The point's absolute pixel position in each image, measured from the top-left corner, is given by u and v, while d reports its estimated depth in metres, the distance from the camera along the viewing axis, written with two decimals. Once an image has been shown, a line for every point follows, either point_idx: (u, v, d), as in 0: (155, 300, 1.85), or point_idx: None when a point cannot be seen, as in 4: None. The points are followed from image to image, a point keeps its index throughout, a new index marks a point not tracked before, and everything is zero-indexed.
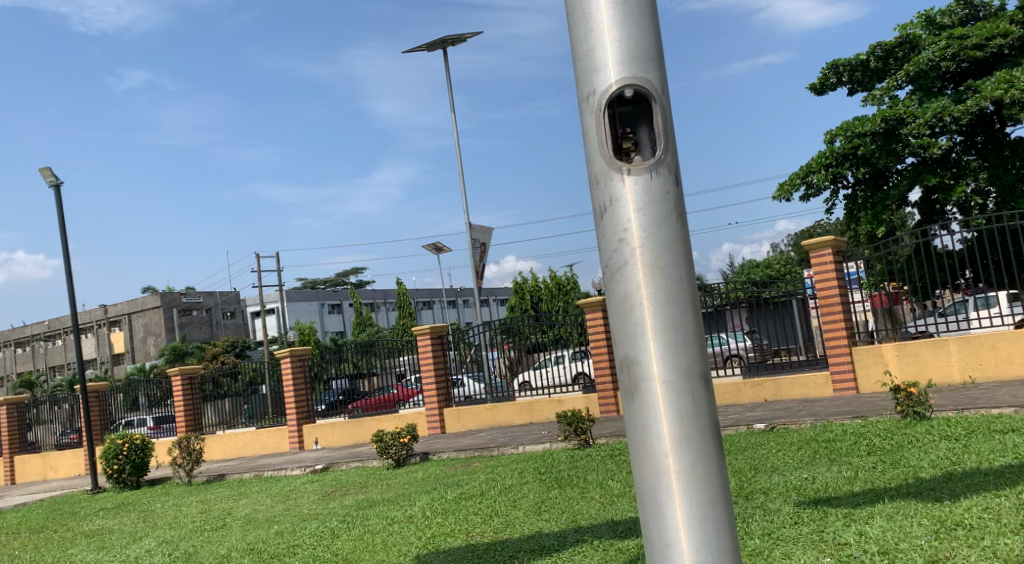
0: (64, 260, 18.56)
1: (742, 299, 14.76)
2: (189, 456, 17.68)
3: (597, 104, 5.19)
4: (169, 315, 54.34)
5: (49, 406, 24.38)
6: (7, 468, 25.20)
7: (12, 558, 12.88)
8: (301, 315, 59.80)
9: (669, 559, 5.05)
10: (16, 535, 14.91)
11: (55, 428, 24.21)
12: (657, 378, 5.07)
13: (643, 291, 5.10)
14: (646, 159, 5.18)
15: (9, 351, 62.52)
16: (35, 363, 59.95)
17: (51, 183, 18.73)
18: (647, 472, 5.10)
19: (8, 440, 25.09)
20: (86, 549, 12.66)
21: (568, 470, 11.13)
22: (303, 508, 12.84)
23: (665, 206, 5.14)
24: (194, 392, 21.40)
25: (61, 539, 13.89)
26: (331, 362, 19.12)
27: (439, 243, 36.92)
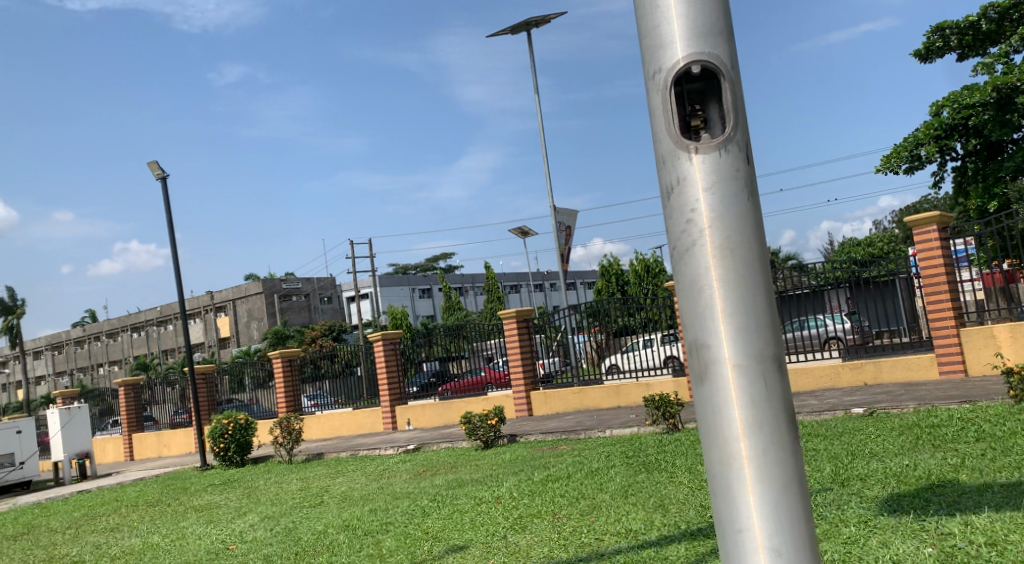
0: (171, 250, 19.09)
1: (843, 279, 14.28)
2: (289, 435, 18.04)
3: (663, 82, 4.65)
4: (270, 301, 55.52)
5: (161, 386, 25.14)
6: (126, 445, 26.16)
7: (127, 530, 13.33)
8: (394, 299, 60.55)
9: (741, 545, 4.52)
10: (127, 509, 15.41)
11: (169, 408, 24.94)
12: (728, 362, 4.54)
13: (713, 273, 4.57)
14: (715, 137, 4.64)
15: (126, 336, 64.49)
16: (149, 347, 62.01)
17: (159, 177, 19.32)
18: (717, 458, 4.58)
19: (126, 419, 26.00)
20: (196, 523, 13.03)
21: (656, 453, 11.03)
22: (396, 487, 12.99)
23: (736, 185, 4.60)
24: (294, 374, 21.85)
25: (173, 513, 14.32)
26: (421, 345, 19.31)
27: (525, 227, 36.90)
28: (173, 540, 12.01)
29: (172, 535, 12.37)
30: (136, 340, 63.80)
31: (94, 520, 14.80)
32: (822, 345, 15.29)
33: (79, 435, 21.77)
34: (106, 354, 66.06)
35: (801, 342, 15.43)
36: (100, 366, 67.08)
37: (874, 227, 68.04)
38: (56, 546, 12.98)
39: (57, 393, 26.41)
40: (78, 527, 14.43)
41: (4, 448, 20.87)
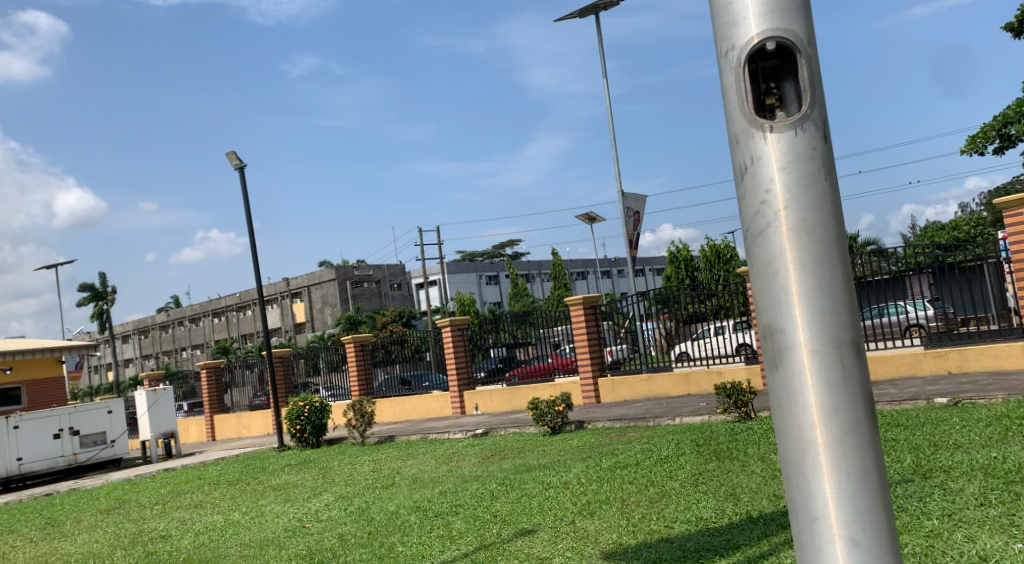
0: (249, 239, 19.50)
1: (926, 265, 14.00)
2: (362, 418, 18.26)
3: (736, 60, 4.02)
4: (343, 287, 56.24)
5: (241, 369, 25.51)
6: (208, 426, 26.76)
7: (209, 508, 13.72)
8: (461, 286, 60.83)
9: (816, 535, 3.89)
10: (209, 487, 15.81)
11: (248, 390, 25.34)
12: (804, 346, 3.91)
13: (787, 253, 3.93)
14: (791, 115, 4.00)
15: (206, 321, 65.89)
16: (228, 331, 63.34)
17: (237, 167, 19.66)
18: (790, 450, 3.94)
19: (207, 400, 26.62)
20: (273, 501, 13.30)
21: (728, 442, 10.88)
22: (465, 470, 13.06)
23: (814, 167, 3.96)
24: (366, 357, 22.07)
25: (252, 491, 14.61)
26: (488, 331, 19.25)
27: (592, 213, 36.70)
28: (252, 518, 12.34)
29: (251, 513, 12.72)
30: (216, 325, 65.23)
31: (178, 497, 15.22)
32: (904, 332, 14.93)
33: (165, 415, 22.40)
34: (189, 339, 67.60)
35: (882, 328, 15.09)
36: (183, 349, 68.74)
37: (957, 209, 66.19)
38: (144, 522, 13.43)
39: (144, 375, 27.10)
40: (163, 503, 14.86)
41: (94, 426, 22.01)
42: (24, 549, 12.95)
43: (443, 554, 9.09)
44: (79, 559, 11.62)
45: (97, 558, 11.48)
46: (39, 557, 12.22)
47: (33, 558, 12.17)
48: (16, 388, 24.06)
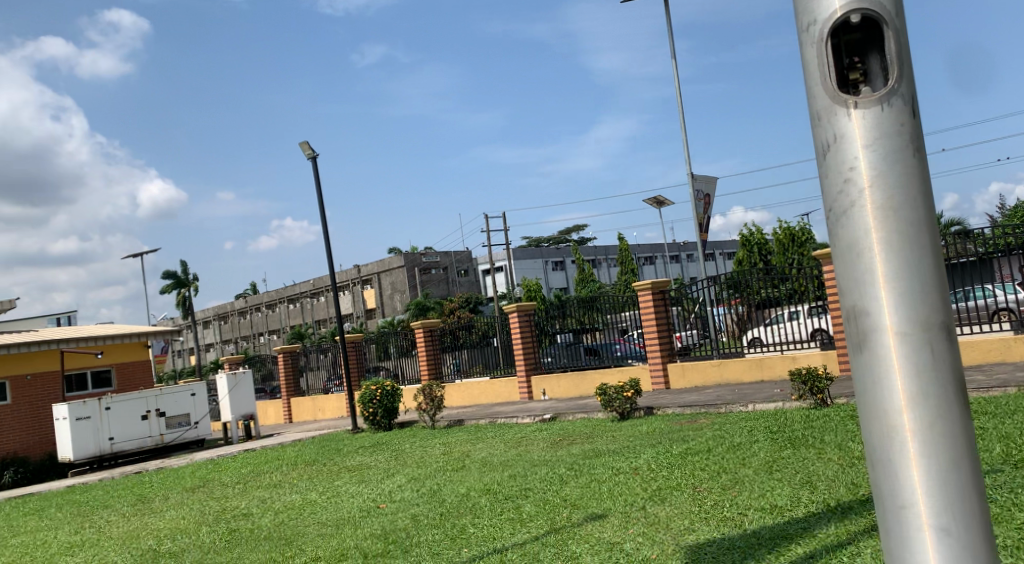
0: (322, 227, 19.78)
1: (1014, 247, 13.62)
2: (432, 402, 18.35)
3: (819, 34, 3.85)
4: (411, 274, 56.67)
5: (315, 354, 25.87)
6: (285, 409, 27.23)
7: (287, 487, 13.94)
8: (528, 272, 60.82)
9: (906, 525, 3.71)
10: (288, 467, 16.05)
11: (322, 374, 25.65)
12: (890, 329, 3.72)
13: (873, 235, 3.75)
14: (876, 91, 3.81)
15: (281, 308, 66.95)
16: (303, 317, 64.26)
17: (310, 157, 19.90)
18: (877, 437, 3.77)
19: (284, 383, 27.10)
20: (348, 482, 13.45)
21: (803, 429, 10.66)
22: (534, 454, 13.04)
23: (903, 144, 3.77)
24: (435, 342, 22.21)
25: (327, 472, 14.79)
26: (555, 317, 19.19)
27: (660, 197, 36.30)
28: (329, 498, 12.50)
29: (327, 493, 12.88)
30: (292, 310, 66.28)
31: (258, 477, 15.49)
32: (991, 317, 14.33)
33: (245, 398, 22.79)
34: (266, 324, 68.84)
35: (969, 313, 14.67)
36: (261, 334, 70.01)
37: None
38: (228, 500, 13.70)
39: (224, 359, 27.64)
40: (245, 482, 15.14)
41: (180, 407, 22.51)
42: (115, 524, 13.30)
43: (514, 536, 9.13)
44: (166, 535, 11.90)
45: (183, 535, 11.76)
46: (129, 532, 12.55)
47: (124, 533, 12.51)
48: (107, 371, 24.66)
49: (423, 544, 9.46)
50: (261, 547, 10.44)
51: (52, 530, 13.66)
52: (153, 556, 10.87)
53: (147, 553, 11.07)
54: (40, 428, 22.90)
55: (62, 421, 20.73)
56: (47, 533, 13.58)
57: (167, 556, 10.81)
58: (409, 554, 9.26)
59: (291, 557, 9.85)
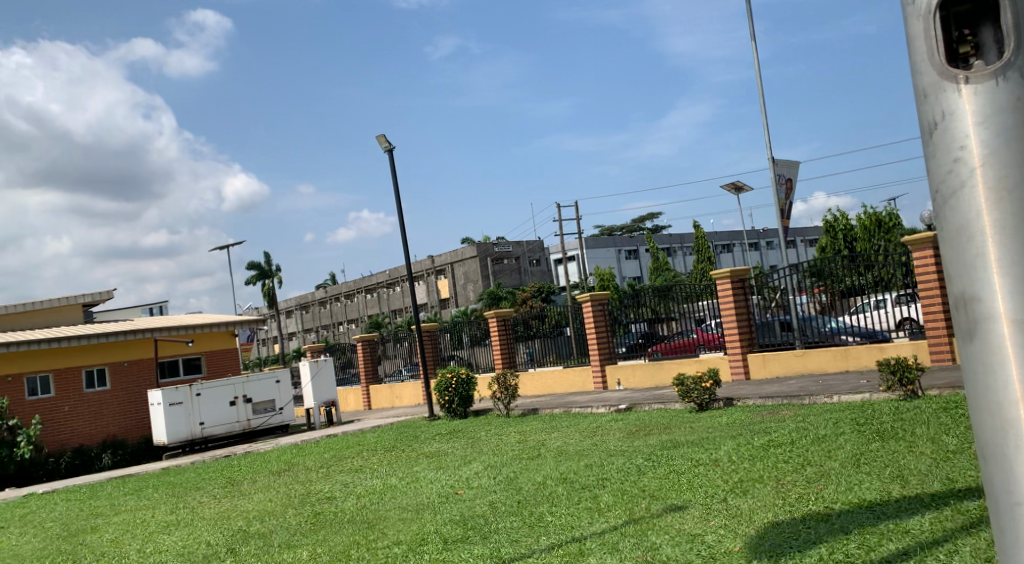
0: (398, 219, 19.90)
1: None
2: (506, 391, 18.33)
3: (925, 5, 3.71)
4: (484, 264, 56.80)
5: (392, 343, 26.05)
6: (364, 396, 27.47)
7: (369, 472, 14.05)
8: (601, 261, 60.51)
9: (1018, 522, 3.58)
10: (368, 453, 16.18)
11: (399, 362, 25.78)
12: (1003, 317, 3.58)
13: (986, 219, 3.61)
14: (990, 63, 3.65)
15: (360, 297, 67.76)
16: (380, 307, 64.97)
17: (387, 150, 20.02)
18: (987, 430, 3.64)
19: (363, 371, 27.44)
20: (426, 468, 13.50)
21: (891, 422, 10.34)
22: (610, 444, 12.91)
23: (1018, 119, 3.61)
24: (509, 332, 22.10)
25: (406, 458, 14.87)
26: (628, 306, 18.99)
27: (739, 183, 35.75)
28: (409, 483, 12.55)
29: (407, 479, 12.93)
30: (369, 300, 66.99)
31: (340, 462, 15.64)
32: None
33: (327, 385, 23.07)
34: (345, 313, 69.77)
35: None
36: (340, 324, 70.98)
37: None
38: (311, 484, 13.87)
39: (306, 346, 27.99)
40: (328, 467, 15.30)
41: (266, 394, 22.85)
42: (207, 505, 13.55)
43: (592, 526, 9.03)
44: (254, 516, 12.08)
45: (270, 516, 11.94)
46: (220, 513, 12.77)
47: (215, 514, 12.74)
48: (197, 358, 25.18)
49: (502, 531, 9.43)
50: (345, 530, 10.53)
51: (149, 510, 13.98)
52: (243, 537, 11.04)
53: (238, 533, 11.24)
54: (136, 414, 23.51)
55: (157, 407, 21.26)
56: (144, 512, 13.91)
57: (256, 536, 10.97)
58: (488, 540, 9.26)
59: (373, 541, 9.90)
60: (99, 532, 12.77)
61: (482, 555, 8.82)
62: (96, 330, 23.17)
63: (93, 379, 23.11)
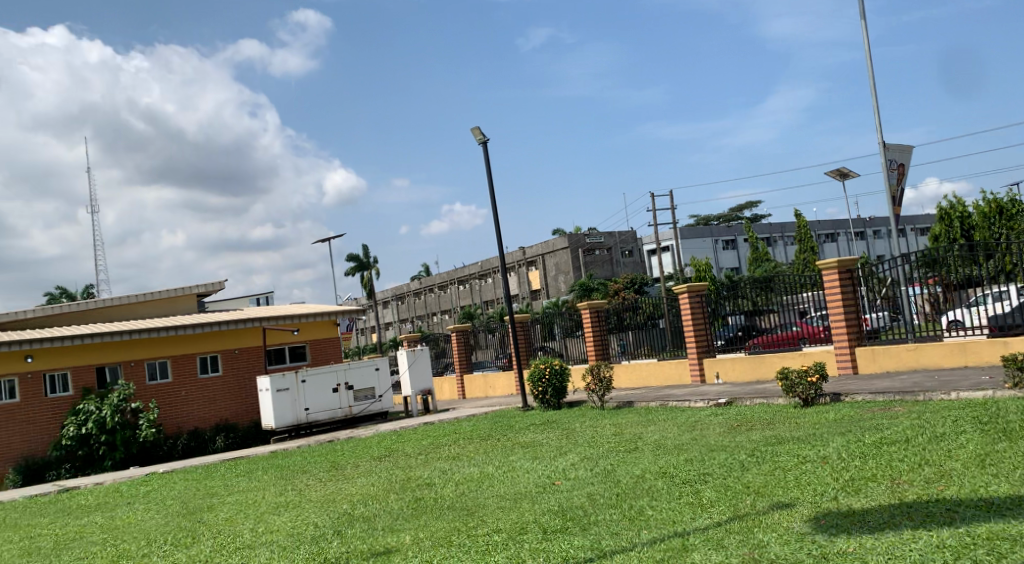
0: (492, 211, 19.87)
1: None
2: (600, 383, 18.11)
3: None
4: (575, 255, 56.50)
5: (484, 333, 26.16)
6: (458, 385, 27.50)
7: (466, 460, 14.00)
8: (697, 251, 59.59)
9: None
10: (464, 441, 16.15)
11: (491, 352, 25.90)
12: None
13: None
14: None
15: (453, 288, 68.13)
16: (472, 298, 65.23)
17: (481, 142, 19.94)
18: None
19: (458, 360, 27.41)
20: (523, 458, 13.38)
21: (1018, 421, 9.80)
22: (710, 439, 12.59)
23: None
24: (601, 323, 21.87)
25: (501, 447, 14.80)
26: (727, 298, 18.59)
27: (845, 169, 34.70)
28: (506, 472, 12.46)
29: (504, 468, 12.84)
30: (462, 292, 67.35)
31: (437, 450, 15.63)
32: None
33: (424, 373, 23.22)
34: (438, 304, 70.25)
35: None
36: (434, 314, 71.46)
37: None
38: (410, 470, 13.90)
39: (402, 336, 28.21)
40: (426, 454, 15.31)
41: (366, 381, 23.02)
42: (313, 488, 13.71)
43: (695, 521, 8.79)
44: (358, 500, 12.13)
45: (373, 500, 11.98)
46: (326, 496, 12.87)
47: (321, 496, 12.85)
48: (302, 346, 25.36)
49: (601, 524, 9.26)
50: (446, 516, 10.49)
51: (260, 491, 14.20)
52: (348, 520, 11.08)
53: (343, 516, 11.30)
54: (246, 398, 23.96)
55: (265, 392, 21.83)
56: (255, 492, 14.11)
57: (360, 520, 11.01)
58: (588, 532, 9.09)
59: (474, 528, 9.82)
60: (214, 511, 13.00)
61: (582, 547, 8.68)
62: (204, 319, 23.61)
63: (207, 364, 23.67)
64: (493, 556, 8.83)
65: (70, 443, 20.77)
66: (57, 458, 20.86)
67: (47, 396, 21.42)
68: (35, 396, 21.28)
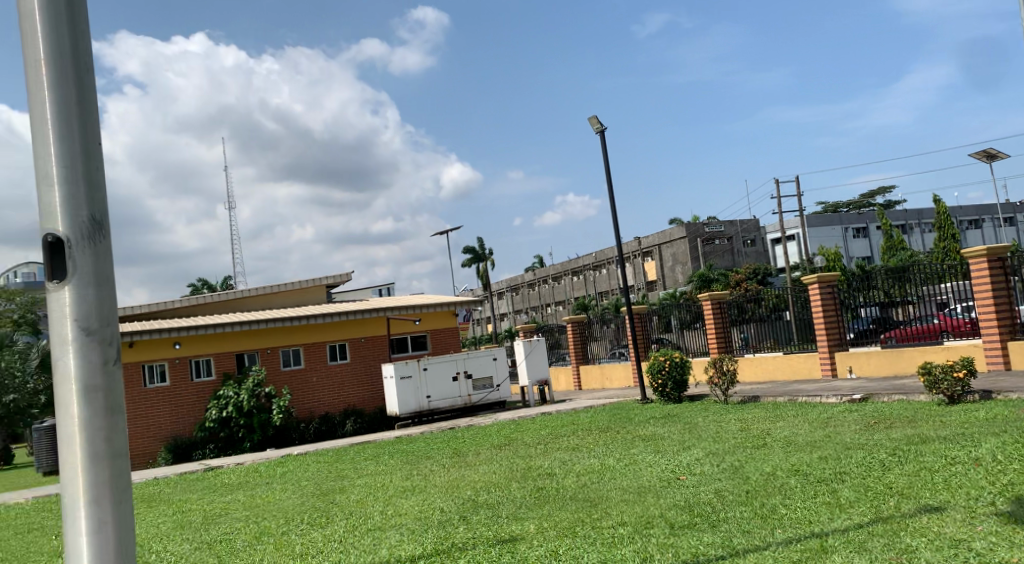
0: (610, 202, 19.65)
1: None
2: (723, 376, 17.60)
3: None
4: (694, 245, 55.58)
5: (599, 325, 25.95)
6: (575, 376, 27.29)
7: (586, 451, 13.77)
8: (825, 239, 57.79)
9: None
10: (584, 433, 15.90)
11: (605, 344, 25.59)
12: None
13: None
14: None
15: (567, 280, 67.85)
16: (587, 289, 64.88)
17: (598, 131, 19.70)
18: None
19: (573, 351, 27.26)
20: (644, 451, 13.06)
21: None
22: (846, 436, 12.03)
23: None
24: (724, 315, 21.37)
25: (622, 440, 14.50)
26: (859, 289, 17.78)
27: (991, 150, 33.12)
28: (627, 465, 12.18)
29: (626, 460, 12.56)
30: (576, 283, 66.96)
31: (556, 440, 15.45)
32: None
33: (540, 364, 23.03)
34: (552, 296, 70.09)
35: None
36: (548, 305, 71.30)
37: None
38: (531, 459, 13.76)
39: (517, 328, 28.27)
40: (545, 444, 15.15)
41: (484, 370, 22.99)
42: (437, 473, 13.71)
43: (833, 522, 8.36)
44: (481, 487, 12.03)
45: (495, 488, 11.87)
46: (450, 482, 12.83)
47: (446, 482, 12.81)
48: (423, 335, 25.46)
49: (732, 521, 8.91)
50: (569, 507, 10.28)
51: (386, 474, 14.29)
52: (472, 506, 10.99)
53: (467, 502, 11.21)
54: (372, 385, 24.17)
55: (389, 379, 22.07)
56: (383, 476, 14.20)
57: (484, 506, 10.90)
58: (717, 529, 8.76)
59: (597, 520, 9.60)
60: (345, 493, 13.12)
61: (712, 544, 8.34)
62: (331, 309, 24.00)
63: (336, 351, 24.03)
64: (620, 549, 8.55)
65: (213, 425, 21.46)
66: (201, 440, 21.58)
67: (193, 380, 22.29)
68: (183, 380, 22.15)
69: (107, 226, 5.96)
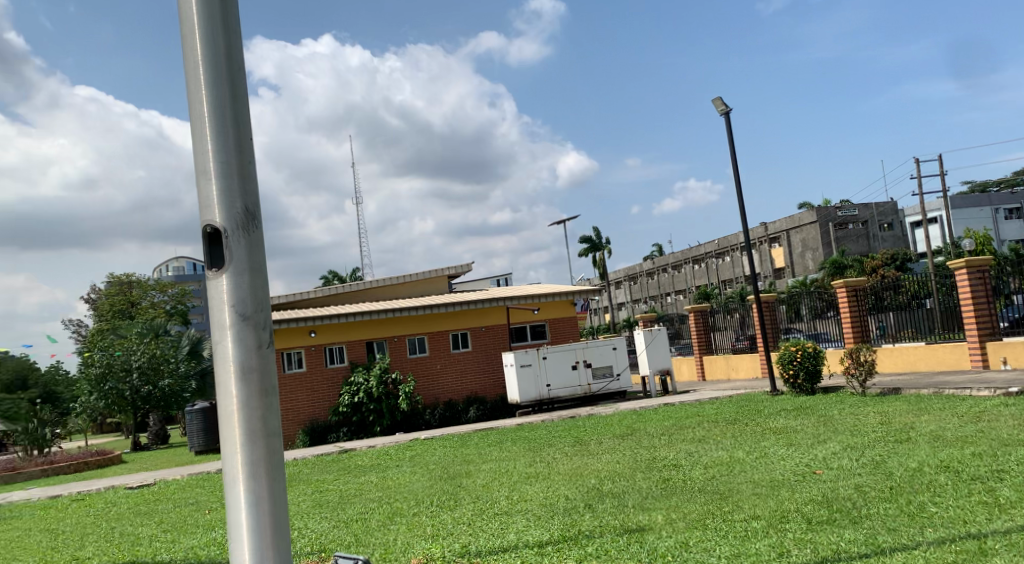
0: (735, 185, 19.00)
1: None
2: (861, 367, 16.70)
3: None
4: (825, 230, 53.78)
5: (722, 314, 25.18)
6: (698, 366, 26.58)
7: (712, 443, 13.22)
8: (970, 222, 54.99)
9: None
10: (712, 424, 15.30)
11: (730, 334, 24.83)
12: None
13: None
14: None
15: (689, 268, 66.61)
16: (709, 278, 63.56)
17: (722, 113, 18.99)
18: None
19: (696, 341, 26.58)
20: (775, 444, 12.42)
21: None
22: (1001, 432, 11.17)
23: None
24: (860, 303, 20.30)
25: (751, 432, 13.88)
26: (1013, 273, 16.65)
27: None
28: (757, 458, 11.58)
29: (756, 453, 11.96)
30: (699, 270, 65.66)
31: (681, 431, 14.91)
32: None
33: (661, 353, 22.47)
34: (673, 284, 68.98)
35: None
36: (668, 294, 70.05)
37: None
38: (655, 450, 13.28)
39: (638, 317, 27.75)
40: (670, 435, 14.64)
41: (604, 360, 22.51)
42: (560, 461, 13.37)
43: (992, 523, 7.70)
44: (606, 477, 11.63)
45: (620, 478, 11.46)
46: (573, 470, 12.48)
47: (569, 470, 12.46)
48: (541, 324, 24.97)
49: (876, 518, 8.29)
50: (697, 499, 9.80)
51: (510, 461, 14.04)
52: (597, 495, 10.61)
53: (592, 491, 10.83)
54: (493, 373, 23.97)
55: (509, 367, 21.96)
56: (507, 462, 13.96)
57: (610, 496, 10.50)
58: (860, 526, 8.16)
59: (729, 513, 9.10)
60: (472, 477, 12.91)
61: (855, 541, 7.76)
62: (454, 299, 23.90)
63: (457, 340, 23.87)
64: (754, 543, 8.05)
65: (346, 409, 21.82)
66: (335, 423, 21.97)
67: (327, 366, 22.53)
68: (318, 366, 22.45)
69: (261, 216, 6.11)
